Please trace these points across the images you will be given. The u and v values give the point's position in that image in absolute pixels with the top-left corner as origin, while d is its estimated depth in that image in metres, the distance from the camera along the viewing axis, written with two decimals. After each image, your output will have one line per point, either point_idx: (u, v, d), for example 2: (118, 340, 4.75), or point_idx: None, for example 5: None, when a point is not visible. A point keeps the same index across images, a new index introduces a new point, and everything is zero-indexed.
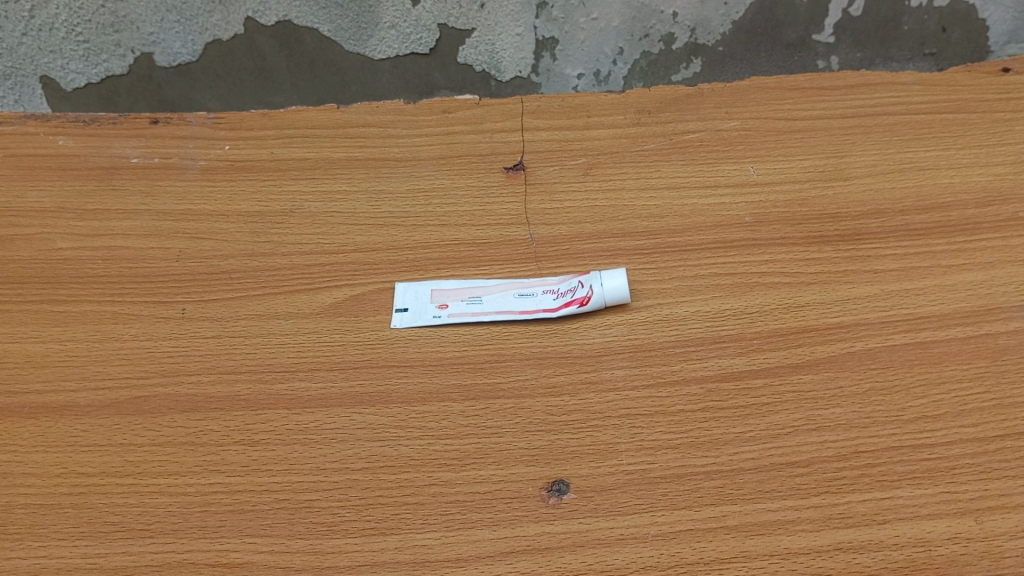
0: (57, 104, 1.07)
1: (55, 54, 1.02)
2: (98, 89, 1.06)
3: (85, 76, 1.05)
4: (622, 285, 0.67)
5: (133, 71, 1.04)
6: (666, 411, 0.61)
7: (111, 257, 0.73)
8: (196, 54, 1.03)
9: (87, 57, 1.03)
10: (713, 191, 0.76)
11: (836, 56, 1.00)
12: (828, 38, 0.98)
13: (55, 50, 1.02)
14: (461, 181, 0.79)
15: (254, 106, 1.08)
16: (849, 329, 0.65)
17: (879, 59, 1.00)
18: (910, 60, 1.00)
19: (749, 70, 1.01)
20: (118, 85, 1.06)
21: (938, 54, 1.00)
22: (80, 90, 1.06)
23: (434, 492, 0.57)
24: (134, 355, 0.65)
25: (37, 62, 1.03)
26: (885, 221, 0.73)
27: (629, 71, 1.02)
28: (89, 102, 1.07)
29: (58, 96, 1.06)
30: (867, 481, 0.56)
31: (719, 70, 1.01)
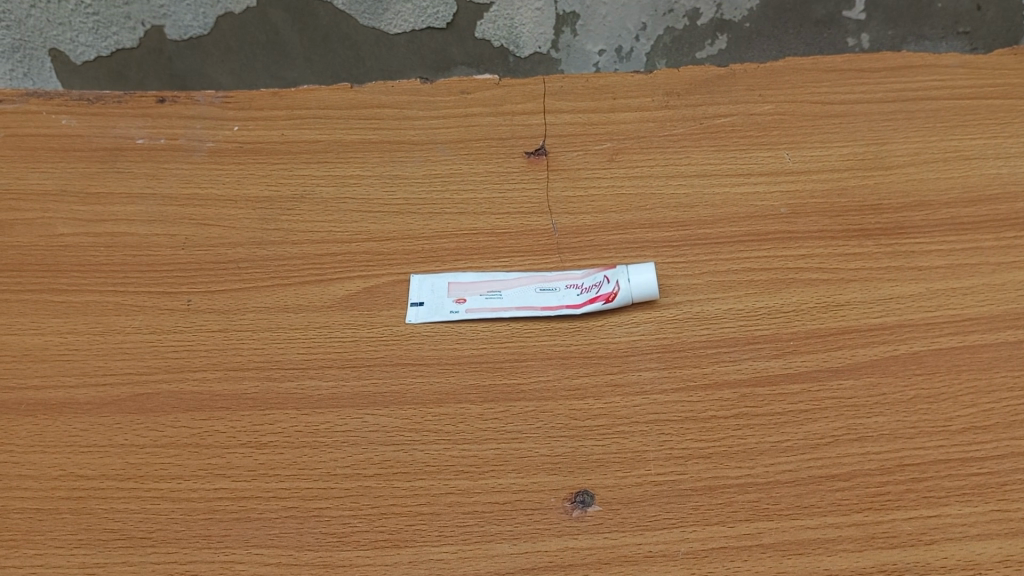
0: (67, 78, 1.04)
1: (64, 26, 0.98)
2: (107, 63, 1.02)
3: (94, 49, 1.01)
4: (651, 281, 0.63)
5: (143, 44, 1.00)
6: (696, 418, 0.57)
7: (114, 244, 0.69)
8: (207, 28, 1.00)
9: (97, 30, 0.99)
10: (746, 180, 0.72)
11: (867, 34, 0.94)
12: (858, 14, 0.92)
13: (64, 22, 0.98)
14: (480, 166, 0.75)
15: (267, 80, 1.04)
16: (892, 331, 0.61)
17: (913, 36, 0.93)
18: (943, 39, 0.93)
19: (777, 48, 0.95)
20: (128, 59, 1.02)
21: (973, 33, 0.92)
22: (89, 64, 1.03)
23: (450, 502, 0.54)
24: (137, 350, 0.62)
25: (45, 35, 0.99)
26: (930, 214, 0.69)
27: (652, 48, 0.98)
28: (98, 76, 1.04)
29: (67, 69, 1.03)
30: (913, 498, 0.53)
31: (746, 48, 0.96)
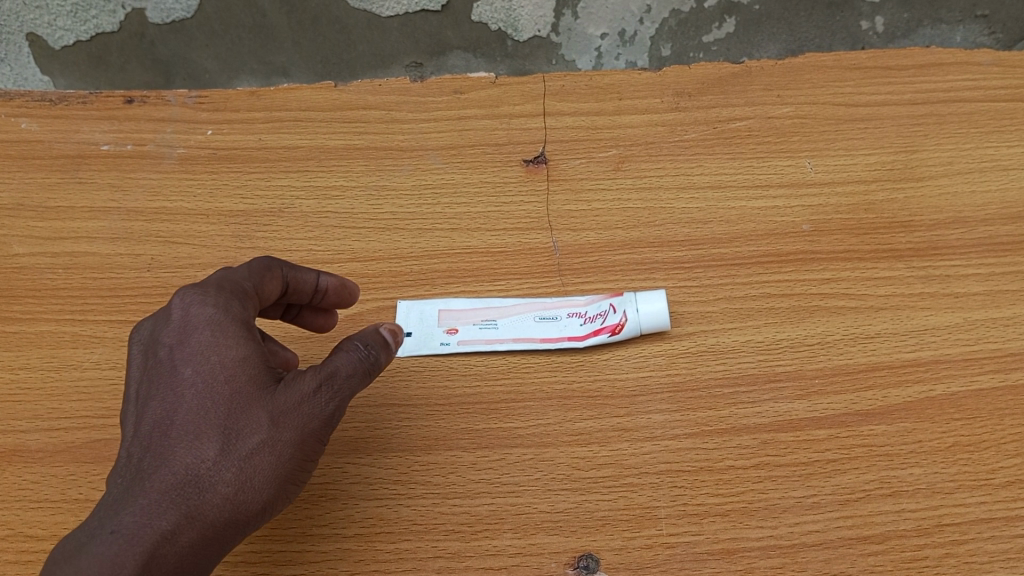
0: (45, 66, 0.85)
1: (42, 9, 0.80)
2: (88, 48, 0.83)
3: (74, 34, 0.82)
4: (663, 311, 0.57)
5: (125, 27, 0.82)
6: (712, 468, 0.53)
7: (73, 265, 0.64)
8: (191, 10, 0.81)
9: (76, 13, 0.81)
10: (764, 193, 0.64)
11: (882, 17, 0.80)
12: None
13: (41, 4, 0.80)
14: (474, 176, 0.66)
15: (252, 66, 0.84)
16: (928, 368, 0.56)
17: (928, 20, 0.81)
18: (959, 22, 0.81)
19: (787, 32, 0.80)
20: (108, 43, 0.83)
21: (991, 17, 0.80)
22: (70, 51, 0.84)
23: (439, 567, 0.50)
24: (94, 389, 0.59)
25: (21, 18, 0.81)
26: (966, 232, 0.62)
27: (658, 32, 0.80)
28: (78, 63, 0.84)
29: (46, 55, 0.84)
30: (952, 564, 0.49)
31: (755, 32, 0.80)
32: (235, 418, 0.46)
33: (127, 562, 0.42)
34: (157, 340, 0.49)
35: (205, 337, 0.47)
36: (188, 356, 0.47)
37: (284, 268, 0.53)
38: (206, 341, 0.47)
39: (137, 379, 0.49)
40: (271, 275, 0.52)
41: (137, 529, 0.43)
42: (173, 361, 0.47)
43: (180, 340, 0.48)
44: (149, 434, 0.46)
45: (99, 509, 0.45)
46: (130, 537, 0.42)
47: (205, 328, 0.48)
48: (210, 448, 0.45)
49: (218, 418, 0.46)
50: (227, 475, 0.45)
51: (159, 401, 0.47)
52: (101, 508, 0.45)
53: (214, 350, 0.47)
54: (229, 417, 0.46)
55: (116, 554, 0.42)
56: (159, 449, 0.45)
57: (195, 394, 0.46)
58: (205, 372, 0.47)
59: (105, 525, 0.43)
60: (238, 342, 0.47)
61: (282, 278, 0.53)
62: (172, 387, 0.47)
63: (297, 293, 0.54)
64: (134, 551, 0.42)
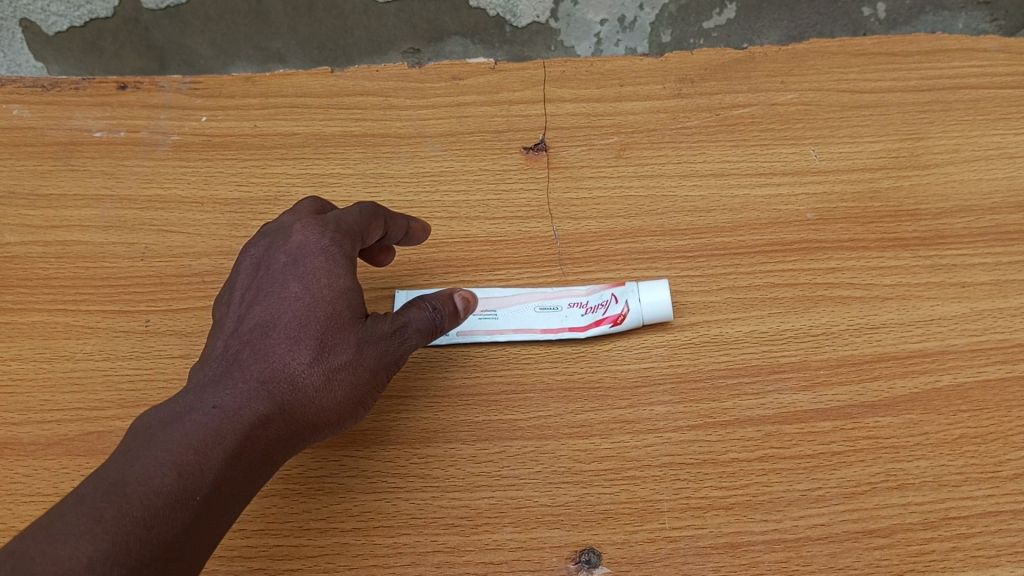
0: (38, 52, 0.83)
1: None
2: (81, 34, 0.82)
3: (67, 19, 0.81)
4: (665, 301, 0.55)
5: (119, 12, 0.80)
6: (716, 461, 0.52)
7: (65, 255, 0.63)
8: None
9: None
10: (768, 181, 0.63)
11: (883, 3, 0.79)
12: None
13: None
14: (473, 164, 0.65)
15: (247, 51, 0.83)
16: (934, 359, 0.55)
17: (930, 5, 0.79)
18: (962, 8, 0.79)
19: (788, 19, 0.78)
20: (102, 28, 0.81)
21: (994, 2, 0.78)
22: (63, 37, 0.82)
23: (438, 562, 0.50)
24: (88, 380, 0.58)
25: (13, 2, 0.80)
26: (972, 221, 0.61)
27: (658, 18, 0.80)
28: (71, 50, 0.83)
29: (39, 41, 0.83)
30: (959, 557, 0.50)
31: (756, 18, 0.79)
32: (330, 335, 0.49)
33: (226, 434, 0.44)
34: (273, 253, 0.52)
35: (318, 260, 0.50)
36: (299, 274, 0.50)
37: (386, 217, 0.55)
38: (319, 263, 0.50)
39: (244, 286, 0.52)
40: (377, 223, 0.54)
41: (234, 409, 0.45)
42: (282, 276, 0.50)
43: (294, 258, 0.51)
44: (250, 333, 0.49)
45: (193, 388, 0.47)
46: (227, 414, 0.45)
47: (320, 253, 0.51)
48: (305, 357, 0.48)
49: (317, 333, 0.49)
50: (316, 383, 0.48)
51: (261, 309, 0.50)
52: (196, 385, 0.47)
53: (326, 273, 0.50)
54: (325, 333, 0.49)
55: (214, 425, 0.44)
56: (257, 349, 0.48)
57: (299, 307, 0.49)
58: (313, 291, 0.50)
59: (201, 401, 0.46)
60: (348, 272, 0.50)
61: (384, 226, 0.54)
62: (278, 299, 0.50)
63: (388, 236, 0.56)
64: (232, 426, 0.44)
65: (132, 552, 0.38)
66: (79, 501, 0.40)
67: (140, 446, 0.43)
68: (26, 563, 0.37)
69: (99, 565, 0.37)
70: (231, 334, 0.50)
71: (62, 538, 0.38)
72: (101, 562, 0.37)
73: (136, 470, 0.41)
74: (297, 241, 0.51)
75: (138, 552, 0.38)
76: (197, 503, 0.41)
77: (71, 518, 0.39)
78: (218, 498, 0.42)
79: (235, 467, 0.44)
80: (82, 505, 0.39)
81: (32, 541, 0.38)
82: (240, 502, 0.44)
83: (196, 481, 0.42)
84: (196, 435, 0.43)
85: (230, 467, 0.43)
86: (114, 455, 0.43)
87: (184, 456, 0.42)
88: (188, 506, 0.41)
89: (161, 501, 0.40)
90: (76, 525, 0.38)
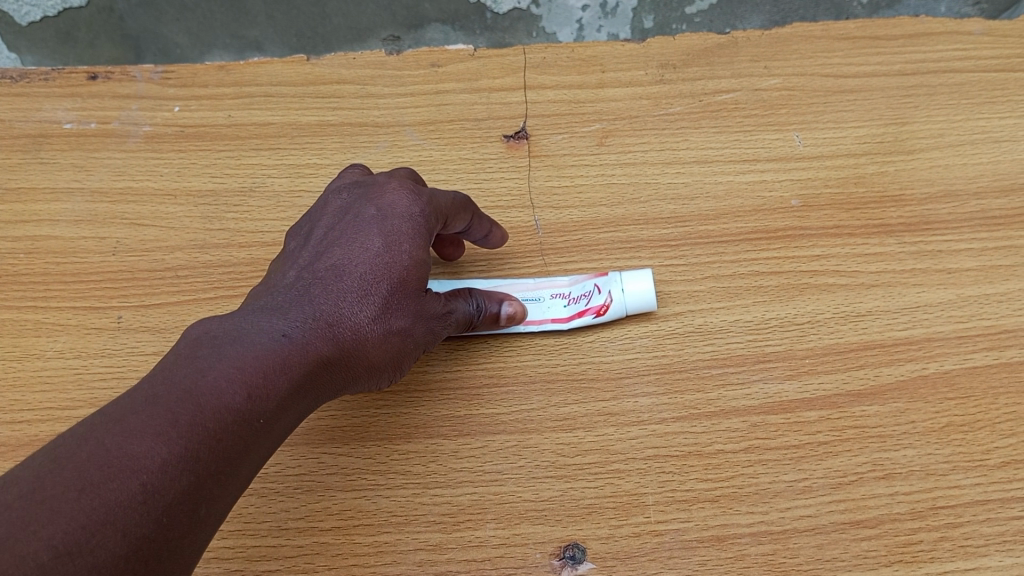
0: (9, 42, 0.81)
1: None
2: (55, 23, 0.80)
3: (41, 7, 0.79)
4: (648, 293, 0.54)
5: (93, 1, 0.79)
6: (701, 453, 0.52)
7: (35, 250, 0.61)
8: None
9: None
10: (751, 167, 0.62)
11: None
12: None
13: None
14: (453, 153, 0.64)
15: (226, 41, 0.81)
16: (920, 347, 0.55)
17: None
18: None
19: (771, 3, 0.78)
20: (77, 18, 0.80)
21: None
22: (36, 27, 0.80)
23: (419, 560, 0.49)
24: (60, 378, 0.57)
25: None
26: (957, 206, 0.60)
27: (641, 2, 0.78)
28: (46, 39, 0.80)
29: (10, 31, 0.80)
30: (948, 548, 0.49)
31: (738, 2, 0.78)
32: (397, 299, 0.47)
33: (291, 365, 0.42)
34: (363, 201, 0.50)
35: (404, 224, 0.49)
36: (386, 230, 0.48)
37: (474, 214, 0.54)
38: (407, 227, 0.49)
39: (326, 227, 0.50)
40: (463, 215, 0.53)
41: (301, 342, 0.43)
42: (366, 227, 0.49)
43: (381, 213, 0.49)
44: (321, 274, 0.47)
45: (256, 307, 0.45)
46: (294, 343, 0.43)
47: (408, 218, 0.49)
48: (370, 310, 0.46)
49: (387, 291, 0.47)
50: (373, 338, 0.46)
51: (337, 251, 0.48)
52: (261, 306, 0.45)
53: (411, 238, 0.48)
54: (394, 295, 0.47)
55: (283, 350, 0.42)
56: (328, 288, 0.46)
57: (376, 261, 0.47)
58: (395, 251, 0.48)
59: (269, 323, 0.44)
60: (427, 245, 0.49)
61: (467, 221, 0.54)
62: (357, 246, 0.48)
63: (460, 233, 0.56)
64: (298, 360, 0.43)
65: (200, 460, 0.37)
66: (151, 399, 0.38)
67: (210, 353, 0.41)
68: (101, 454, 0.35)
69: (171, 469, 0.36)
70: (302, 268, 0.48)
71: (137, 435, 0.36)
72: (174, 466, 0.36)
73: (209, 378, 0.39)
74: (388, 198, 0.50)
75: (206, 463, 0.37)
76: (256, 428, 0.40)
77: (145, 416, 0.37)
78: (272, 425, 0.41)
79: (292, 399, 0.42)
80: (155, 404, 0.37)
81: (105, 433, 0.36)
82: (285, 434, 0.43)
83: (260, 407, 0.40)
84: (266, 356, 0.41)
85: (289, 397, 0.42)
86: (178, 355, 0.41)
87: (254, 379, 0.40)
88: (251, 428, 0.39)
89: (230, 418, 0.39)
90: (152, 424, 0.36)
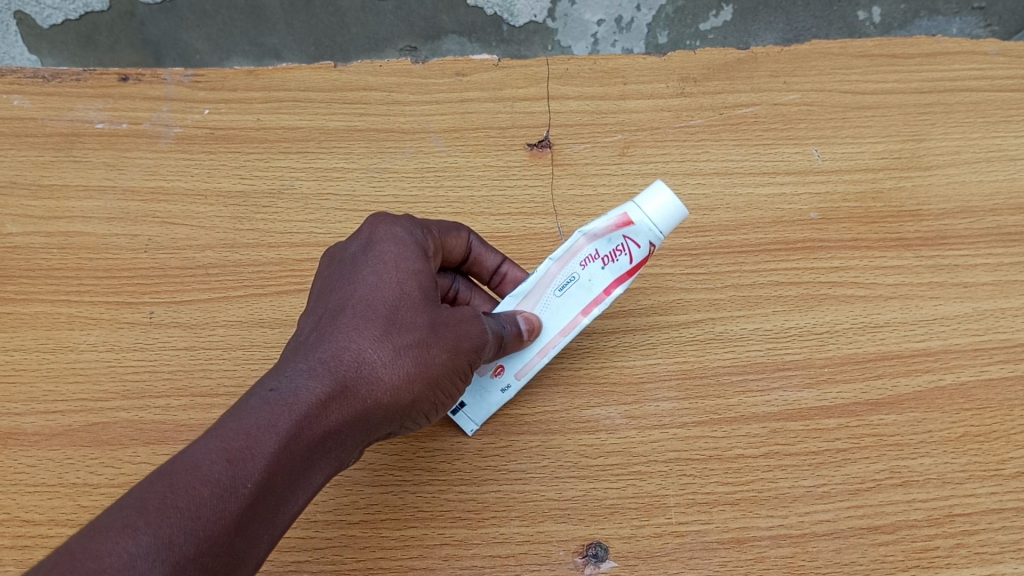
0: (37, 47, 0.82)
1: None
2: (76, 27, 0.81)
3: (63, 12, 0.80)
4: (669, 206, 0.49)
5: (114, 5, 0.80)
6: (722, 457, 0.53)
7: (68, 245, 0.63)
8: None
9: None
10: (771, 180, 0.63)
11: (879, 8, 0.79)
12: None
13: None
14: (478, 160, 0.65)
15: (247, 51, 0.81)
16: (937, 358, 0.56)
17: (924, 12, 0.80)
18: (956, 14, 0.80)
19: (783, 22, 0.79)
20: (98, 21, 0.81)
21: (988, 10, 0.79)
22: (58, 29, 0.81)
23: (446, 555, 0.50)
24: (93, 371, 0.58)
25: None
26: (974, 222, 0.61)
27: (656, 18, 0.79)
28: (66, 43, 0.81)
29: (34, 35, 0.81)
30: (964, 554, 0.50)
31: (752, 21, 0.79)
32: (399, 318, 0.45)
33: (282, 415, 0.39)
34: (348, 247, 0.50)
35: (387, 248, 0.47)
36: (372, 260, 0.47)
37: (472, 236, 0.55)
38: (392, 250, 0.47)
39: (322, 282, 0.49)
40: (455, 235, 0.53)
41: (295, 389, 0.40)
42: (355, 266, 0.48)
43: (366, 247, 0.48)
44: (320, 318, 0.46)
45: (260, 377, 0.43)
46: (284, 396, 0.40)
47: (390, 242, 0.48)
48: (368, 340, 0.44)
49: (386, 314, 0.45)
50: (384, 359, 0.44)
51: (329, 297, 0.47)
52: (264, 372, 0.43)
53: (397, 260, 0.47)
54: (389, 318, 0.45)
55: (269, 407, 0.39)
56: (323, 331, 0.44)
57: (365, 291, 0.46)
58: (384, 275, 0.46)
59: (263, 385, 0.41)
60: (417, 259, 0.48)
61: (468, 243, 0.54)
62: (347, 284, 0.47)
63: (468, 269, 0.56)
64: (292, 407, 0.40)
65: (176, 545, 0.34)
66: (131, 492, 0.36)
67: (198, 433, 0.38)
68: (66, 559, 0.33)
69: (141, 563, 0.33)
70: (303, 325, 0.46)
71: (103, 532, 0.33)
72: (145, 560, 0.33)
73: (186, 456, 0.37)
74: (370, 235, 0.49)
75: (183, 547, 0.34)
76: (246, 492, 0.37)
77: (117, 511, 0.34)
78: (268, 489, 0.38)
79: (292, 453, 0.39)
80: (131, 496, 0.35)
81: (78, 539, 0.34)
82: (297, 487, 0.40)
83: (247, 468, 0.37)
84: (251, 417, 0.38)
85: (285, 451, 0.39)
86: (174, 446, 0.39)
87: (235, 440, 0.37)
88: (239, 492, 0.36)
89: (209, 491, 0.36)
90: (119, 517, 0.34)
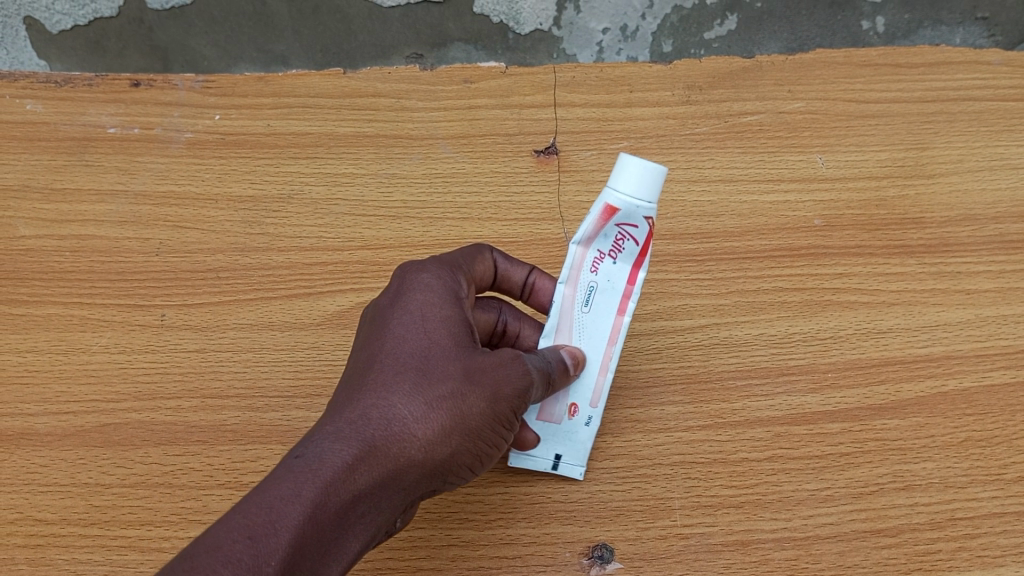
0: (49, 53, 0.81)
1: None
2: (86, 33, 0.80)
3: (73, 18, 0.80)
4: (642, 177, 0.45)
5: (123, 11, 0.79)
6: (727, 460, 0.53)
7: (80, 248, 0.63)
8: None
9: None
10: (775, 187, 0.63)
11: (882, 18, 0.79)
12: None
13: None
14: (485, 166, 0.66)
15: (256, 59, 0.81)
16: (940, 364, 0.57)
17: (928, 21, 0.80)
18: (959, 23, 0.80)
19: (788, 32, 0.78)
20: (108, 27, 0.80)
21: (992, 19, 0.80)
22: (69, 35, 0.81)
23: (453, 556, 0.51)
24: (105, 373, 0.59)
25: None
26: (977, 229, 0.62)
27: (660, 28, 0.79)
28: (76, 48, 0.81)
29: (43, 40, 0.81)
30: (965, 557, 0.51)
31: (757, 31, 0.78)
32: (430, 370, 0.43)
33: (309, 483, 0.38)
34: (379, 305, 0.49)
35: (415, 298, 0.47)
36: (400, 314, 0.46)
37: (494, 254, 0.54)
38: (419, 299, 0.47)
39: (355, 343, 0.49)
40: (481, 256, 0.52)
41: (322, 454, 0.39)
42: (384, 320, 0.47)
43: (394, 301, 0.48)
44: (352, 377, 0.45)
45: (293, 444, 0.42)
46: (310, 463, 0.39)
47: (417, 291, 0.47)
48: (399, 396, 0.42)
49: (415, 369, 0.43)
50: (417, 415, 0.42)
51: (360, 355, 0.46)
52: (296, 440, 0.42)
53: (424, 309, 0.46)
54: (419, 371, 0.43)
55: (294, 476, 0.38)
56: (353, 391, 0.43)
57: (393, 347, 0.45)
58: (412, 328, 0.45)
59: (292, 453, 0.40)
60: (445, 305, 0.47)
61: (492, 263, 0.53)
62: (376, 341, 0.46)
63: (497, 288, 0.55)
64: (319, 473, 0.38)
65: None
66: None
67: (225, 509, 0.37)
68: None
69: None
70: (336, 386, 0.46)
71: None
72: None
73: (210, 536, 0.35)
74: (397, 288, 0.48)
75: None
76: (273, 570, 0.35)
77: None
78: (296, 563, 0.36)
79: (321, 523, 0.37)
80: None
81: None
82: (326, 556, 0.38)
83: (273, 543, 0.35)
84: (276, 489, 0.37)
85: (313, 521, 0.37)
86: None
87: (259, 513, 0.36)
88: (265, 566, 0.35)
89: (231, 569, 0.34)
90: None
